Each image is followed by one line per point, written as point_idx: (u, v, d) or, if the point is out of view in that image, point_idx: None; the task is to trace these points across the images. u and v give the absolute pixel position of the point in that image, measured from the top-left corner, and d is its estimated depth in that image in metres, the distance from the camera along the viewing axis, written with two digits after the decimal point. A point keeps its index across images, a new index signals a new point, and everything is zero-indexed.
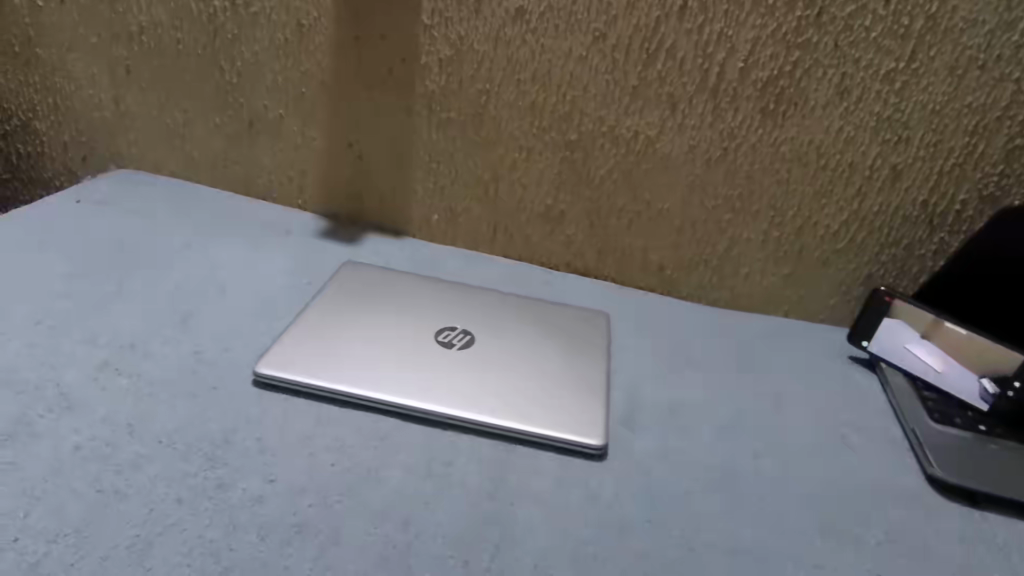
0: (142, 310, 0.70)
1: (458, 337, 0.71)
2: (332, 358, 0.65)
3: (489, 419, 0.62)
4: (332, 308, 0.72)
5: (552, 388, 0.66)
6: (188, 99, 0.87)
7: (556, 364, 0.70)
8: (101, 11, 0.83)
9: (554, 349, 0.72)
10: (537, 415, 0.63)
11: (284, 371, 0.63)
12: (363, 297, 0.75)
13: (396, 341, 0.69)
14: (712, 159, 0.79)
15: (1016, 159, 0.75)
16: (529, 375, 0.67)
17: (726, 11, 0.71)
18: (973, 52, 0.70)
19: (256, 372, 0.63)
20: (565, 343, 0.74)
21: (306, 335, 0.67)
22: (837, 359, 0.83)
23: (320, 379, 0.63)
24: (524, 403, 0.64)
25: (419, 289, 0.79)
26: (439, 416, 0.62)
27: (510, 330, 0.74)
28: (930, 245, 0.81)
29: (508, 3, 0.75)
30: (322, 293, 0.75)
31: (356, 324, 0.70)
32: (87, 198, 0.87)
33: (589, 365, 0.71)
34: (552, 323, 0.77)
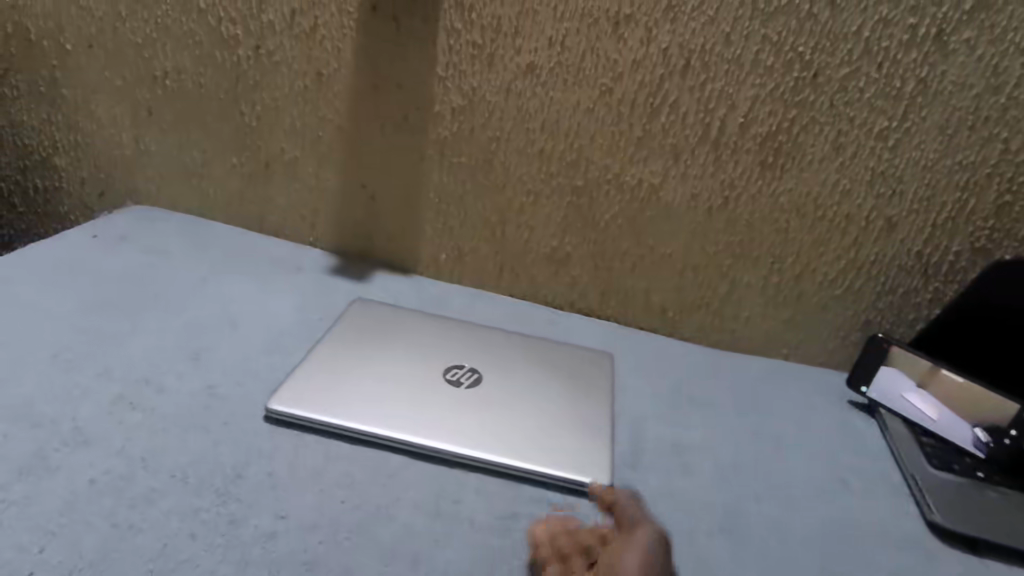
0: (156, 344, 0.71)
1: (466, 376, 0.72)
2: (343, 395, 0.66)
3: (496, 457, 0.63)
4: (343, 344, 0.74)
5: (556, 427, 0.68)
6: (206, 140, 0.90)
7: (560, 403, 0.71)
8: (127, 55, 0.87)
9: (558, 389, 0.74)
10: (544, 454, 0.64)
11: (295, 408, 0.64)
12: (371, 333, 0.76)
13: (405, 379, 0.70)
14: (714, 208, 0.82)
15: (1006, 214, 0.78)
16: (536, 414, 0.68)
17: (727, 70, 0.75)
18: (962, 113, 0.74)
19: (268, 408, 0.64)
20: (569, 382, 0.75)
21: (317, 371, 0.69)
22: (836, 401, 0.84)
23: (331, 416, 0.64)
24: (530, 442, 0.65)
25: (426, 326, 0.80)
26: (447, 455, 0.63)
27: (515, 369, 0.75)
28: (925, 294, 0.83)
29: (519, 59, 0.78)
30: (332, 330, 0.76)
31: (366, 361, 0.71)
32: (104, 232, 0.90)
33: (594, 405, 0.72)
34: (556, 362, 0.78)
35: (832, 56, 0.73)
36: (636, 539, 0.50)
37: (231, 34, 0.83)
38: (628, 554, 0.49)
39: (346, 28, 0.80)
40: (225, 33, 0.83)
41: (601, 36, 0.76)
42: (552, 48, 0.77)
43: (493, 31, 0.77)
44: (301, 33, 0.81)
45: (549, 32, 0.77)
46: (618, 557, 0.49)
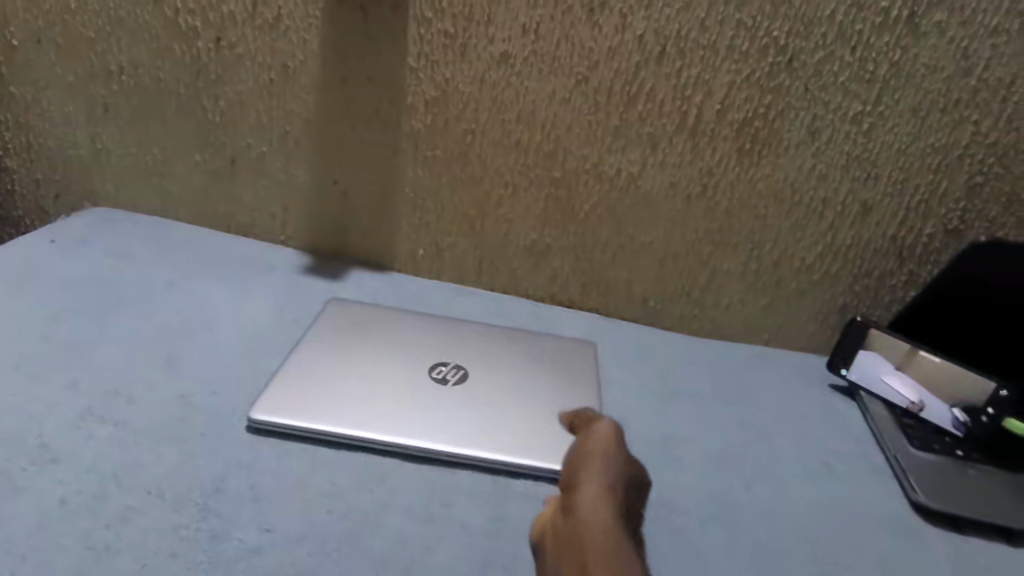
0: (123, 353, 0.68)
1: (452, 373, 0.71)
2: (326, 399, 0.64)
3: (489, 453, 0.62)
4: (321, 346, 0.71)
5: (547, 420, 0.67)
6: (169, 137, 0.86)
7: (549, 395, 0.70)
8: (79, 50, 0.82)
9: (546, 382, 0.72)
10: (536, 447, 0.63)
11: (278, 416, 0.62)
12: (351, 334, 0.74)
13: (389, 379, 0.68)
14: (693, 196, 0.82)
15: (978, 195, 0.79)
16: (525, 408, 0.68)
17: (703, 57, 0.74)
18: (934, 96, 0.74)
19: (248, 417, 0.61)
20: (556, 373, 0.74)
21: (296, 376, 0.66)
22: (818, 385, 0.85)
23: (315, 422, 0.62)
24: (520, 438, 0.64)
25: (409, 324, 0.79)
26: (438, 454, 0.62)
27: (501, 363, 0.74)
28: (900, 276, 0.84)
29: (492, 48, 0.76)
30: (310, 332, 0.74)
31: (347, 363, 0.69)
32: (63, 237, 0.85)
33: (582, 394, 0.72)
34: (543, 355, 0.77)
35: (806, 41, 0.73)
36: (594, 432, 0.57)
37: (190, 26, 0.79)
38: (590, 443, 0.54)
39: (312, 18, 0.77)
40: (184, 25, 0.79)
41: (576, 23, 0.74)
42: (525, 37, 0.76)
43: (465, 19, 0.75)
44: (264, 24, 0.78)
45: (522, 20, 0.75)
46: (581, 453, 0.54)
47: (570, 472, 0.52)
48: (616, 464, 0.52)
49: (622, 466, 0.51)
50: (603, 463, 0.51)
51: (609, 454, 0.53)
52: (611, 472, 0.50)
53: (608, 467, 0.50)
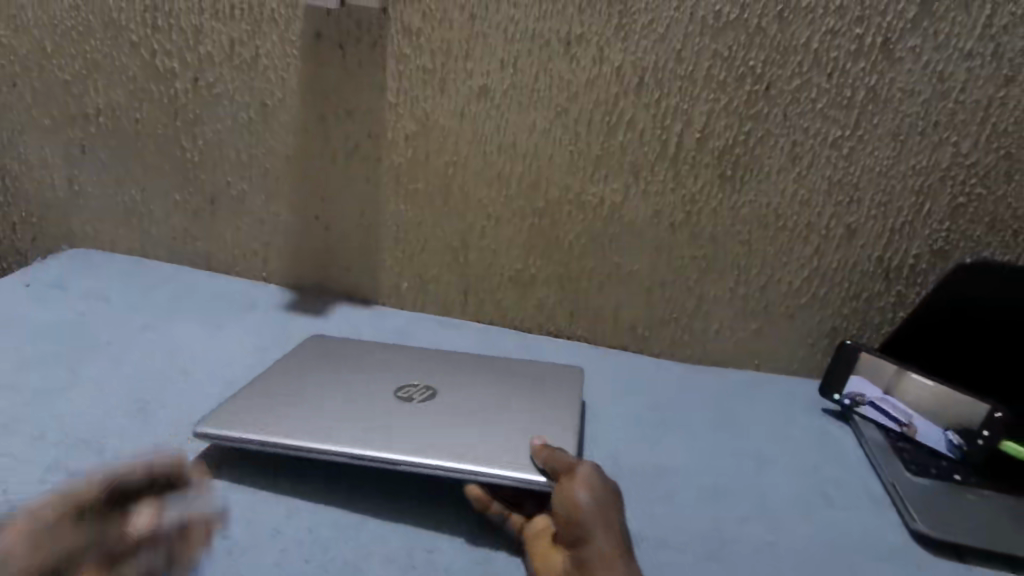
0: (95, 400, 0.66)
1: (420, 393, 0.67)
2: (278, 414, 0.61)
3: (442, 459, 0.58)
4: (286, 371, 0.69)
5: (513, 431, 0.62)
6: (146, 178, 0.85)
7: (524, 408, 0.66)
8: (56, 94, 0.82)
9: (526, 397, 0.69)
10: (496, 457, 0.58)
11: (223, 428, 0.59)
12: (333, 360, 0.72)
13: (349, 400, 0.65)
14: (677, 223, 0.81)
15: (961, 216, 0.78)
16: (493, 423, 0.63)
17: (681, 86, 0.75)
18: (912, 119, 0.75)
19: (195, 431, 0.59)
20: (534, 389, 0.71)
21: (255, 394, 0.64)
22: (811, 410, 0.83)
23: (263, 436, 0.59)
24: (481, 446, 0.60)
25: (385, 350, 0.76)
26: (387, 460, 0.57)
27: (476, 382, 0.71)
28: (889, 297, 0.83)
29: (472, 82, 0.76)
30: (285, 359, 0.72)
31: (313, 386, 0.67)
32: (39, 279, 0.84)
33: (558, 410, 0.67)
34: (524, 376, 0.73)
35: (782, 69, 0.73)
36: (575, 470, 0.56)
37: (167, 67, 0.79)
38: (576, 487, 0.54)
39: (290, 56, 0.77)
40: (161, 67, 0.79)
41: (554, 57, 0.75)
42: (504, 71, 0.76)
43: (444, 55, 0.75)
44: (242, 63, 0.78)
45: (500, 55, 0.75)
46: (572, 501, 0.53)
47: (568, 521, 0.53)
48: (607, 502, 0.54)
49: (611, 503, 0.55)
50: (601, 511, 0.53)
51: (596, 493, 0.54)
52: (608, 515, 0.53)
53: (603, 511, 0.53)
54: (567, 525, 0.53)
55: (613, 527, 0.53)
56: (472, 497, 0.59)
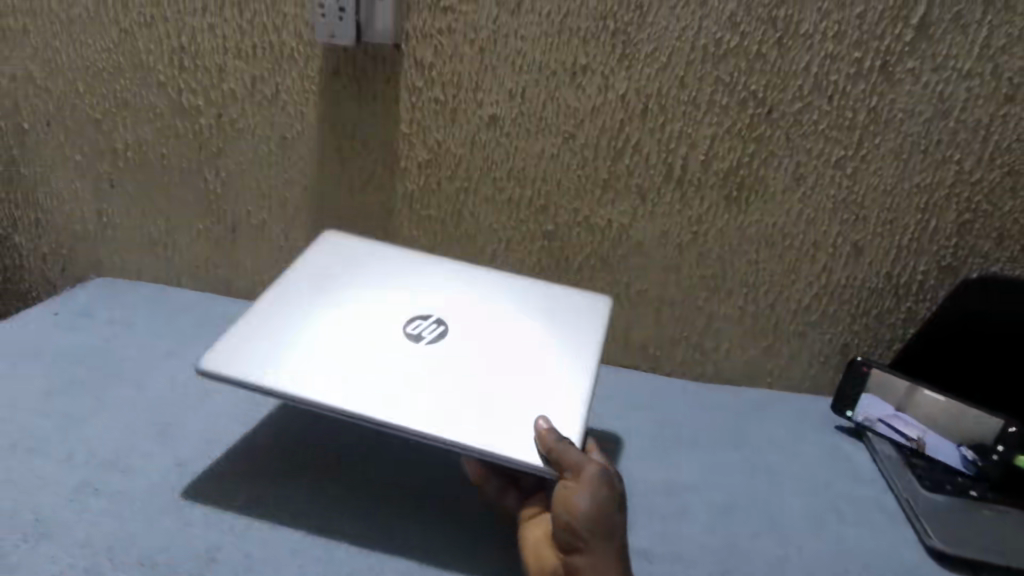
0: (121, 423, 0.69)
1: (432, 330, 0.64)
2: (284, 359, 0.59)
3: (447, 429, 0.56)
4: (293, 294, 0.65)
5: (525, 398, 0.59)
6: (170, 209, 0.89)
7: (554, 380, 0.61)
8: (87, 131, 0.86)
9: (559, 363, 0.63)
10: (503, 433, 0.56)
11: (229, 371, 0.57)
12: (357, 283, 0.67)
13: (357, 339, 0.62)
14: (684, 243, 0.83)
15: (968, 232, 0.79)
16: (506, 382, 0.60)
17: (685, 112, 0.77)
18: (914, 139, 0.76)
19: (198, 369, 0.57)
20: (570, 351, 0.65)
21: (261, 325, 0.61)
22: (824, 426, 0.83)
23: (270, 386, 0.57)
24: (490, 417, 0.57)
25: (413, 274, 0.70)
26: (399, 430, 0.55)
27: (507, 333, 0.65)
28: (899, 314, 0.84)
29: (482, 111, 0.79)
30: (309, 274, 0.67)
31: (336, 325, 0.63)
32: (67, 307, 0.87)
33: (575, 365, 0.63)
34: (560, 328, 0.67)
35: (783, 93, 0.75)
36: (580, 472, 0.53)
37: (192, 104, 0.83)
38: (577, 493, 0.52)
39: (308, 91, 0.80)
40: (186, 103, 0.83)
41: (561, 86, 0.77)
42: (512, 100, 0.78)
43: (455, 87, 0.78)
44: (263, 99, 0.81)
45: (509, 85, 0.78)
46: (570, 505, 0.52)
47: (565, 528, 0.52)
48: (608, 510, 0.53)
49: (612, 510, 0.53)
50: (599, 518, 0.52)
51: (598, 501, 0.52)
52: (607, 525, 0.52)
53: (601, 523, 0.52)
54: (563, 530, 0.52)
55: (609, 537, 0.52)
56: (470, 473, 0.62)
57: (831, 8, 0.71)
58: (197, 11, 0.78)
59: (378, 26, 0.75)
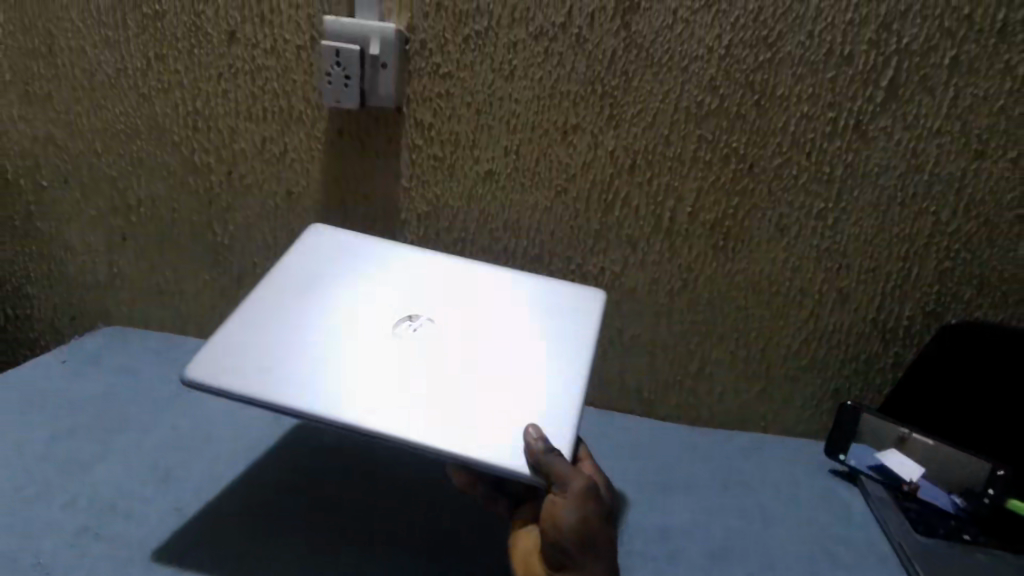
0: (123, 468, 0.70)
1: (419, 332, 0.63)
2: (268, 366, 0.59)
3: (433, 435, 0.55)
4: (278, 299, 0.65)
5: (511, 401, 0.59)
6: (180, 260, 0.92)
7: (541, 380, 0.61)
8: (102, 187, 0.90)
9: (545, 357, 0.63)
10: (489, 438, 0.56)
11: (214, 380, 0.57)
12: (343, 285, 0.67)
13: (343, 344, 0.62)
14: (675, 291, 0.86)
15: (949, 279, 0.82)
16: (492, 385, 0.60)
17: (671, 166, 0.81)
18: (891, 192, 0.79)
19: (182, 378, 0.58)
20: (558, 349, 0.64)
21: (247, 332, 0.62)
22: (817, 469, 0.84)
23: (255, 393, 0.57)
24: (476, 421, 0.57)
25: (399, 271, 0.70)
26: (381, 436, 0.55)
27: (494, 329, 0.65)
28: (887, 358, 0.86)
29: (479, 167, 0.83)
30: (295, 277, 0.67)
31: (321, 329, 0.63)
32: (75, 354, 0.89)
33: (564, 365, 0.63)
34: (545, 322, 0.67)
35: (762, 150, 0.79)
36: (566, 487, 0.54)
37: (204, 162, 0.87)
38: (563, 509, 0.53)
39: (314, 150, 0.85)
40: (198, 162, 0.87)
41: (553, 143, 0.81)
42: (507, 157, 0.83)
43: (452, 145, 0.83)
44: (271, 157, 0.86)
45: (504, 143, 0.82)
46: (556, 520, 0.53)
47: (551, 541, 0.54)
48: (592, 522, 0.54)
49: (596, 521, 0.54)
50: (585, 530, 0.53)
51: (583, 515, 0.53)
52: (592, 535, 0.54)
53: (586, 536, 0.53)
54: (550, 542, 0.54)
55: (593, 546, 0.54)
56: (459, 481, 0.64)
57: (804, 73, 0.75)
58: (210, 77, 0.83)
59: (381, 92, 0.79)
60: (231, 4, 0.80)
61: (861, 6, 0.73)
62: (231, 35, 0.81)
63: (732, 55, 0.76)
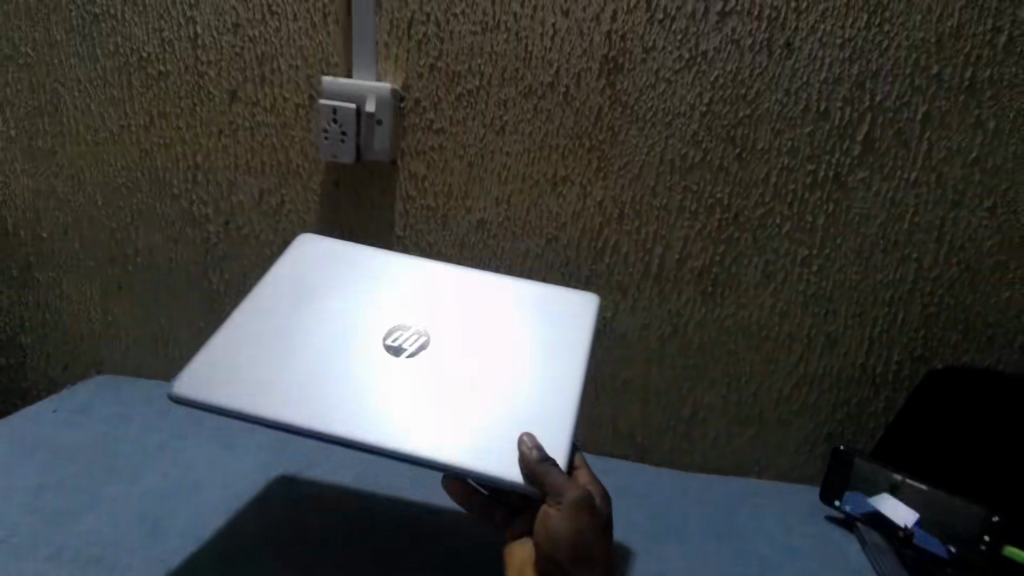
0: (110, 519, 0.69)
1: (410, 341, 0.63)
2: (258, 380, 0.58)
3: (426, 447, 0.55)
4: (267, 309, 0.64)
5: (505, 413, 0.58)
6: (175, 309, 0.93)
7: (536, 390, 0.61)
8: (100, 237, 0.92)
9: (542, 375, 0.62)
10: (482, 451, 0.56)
11: (203, 396, 0.57)
12: (333, 293, 0.66)
13: (334, 354, 0.61)
14: (665, 336, 0.87)
15: (935, 323, 0.83)
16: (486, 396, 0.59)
17: (659, 215, 0.83)
18: (873, 240, 0.81)
19: (171, 395, 0.57)
20: (552, 358, 0.64)
21: (235, 345, 0.61)
22: (813, 515, 0.83)
23: (245, 408, 0.56)
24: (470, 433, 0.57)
25: (396, 281, 0.68)
26: (374, 449, 0.55)
27: (486, 338, 0.64)
28: (878, 403, 0.87)
29: (471, 216, 0.85)
30: (284, 286, 0.66)
31: (311, 340, 0.62)
32: (66, 403, 0.89)
33: (558, 374, 0.62)
34: (539, 329, 0.66)
35: (746, 200, 0.81)
36: (560, 498, 0.54)
37: (201, 213, 0.89)
38: (556, 517, 0.54)
39: (311, 201, 0.87)
40: (196, 213, 0.89)
41: (543, 194, 0.84)
42: (499, 207, 0.85)
43: (446, 196, 0.85)
44: (268, 209, 0.87)
45: (495, 194, 0.84)
46: (550, 529, 0.54)
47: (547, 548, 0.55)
48: (587, 530, 0.54)
49: (591, 530, 0.54)
50: (579, 539, 0.54)
51: (577, 524, 0.54)
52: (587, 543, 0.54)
53: (580, 545, 0.54)
54: (546, 549, 0.55)
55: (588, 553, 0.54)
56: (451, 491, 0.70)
57: (783, 127, 0.79)
58: (211, 133, 0.86)
59: (376, 146, 0.82)
60: (234, 66, 0.83)
61: (834, 66, 0.76)
62: (233, 94, 0.84)
63: (714, 111, 0.79)
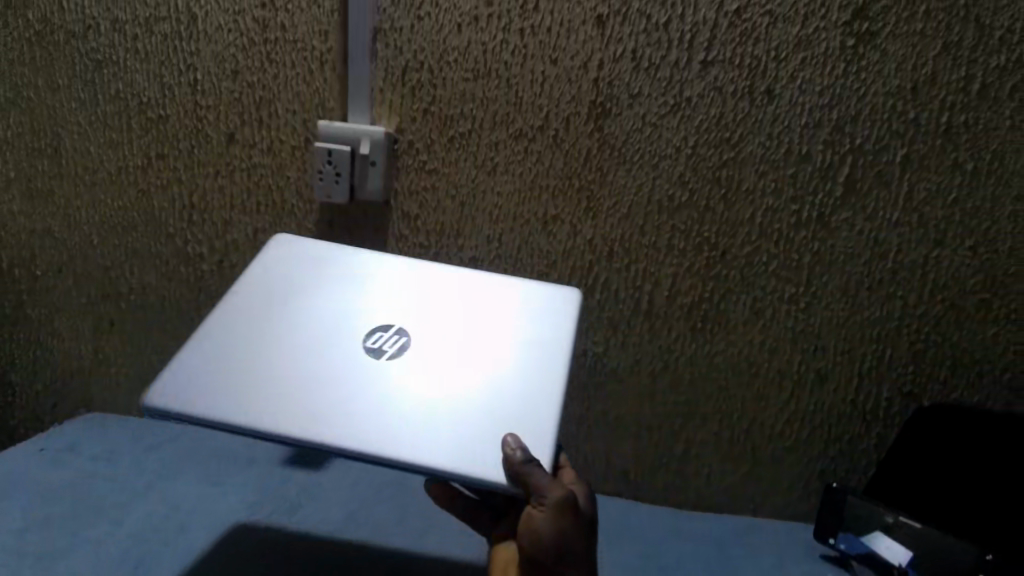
0: (92, 563, 0.67)
1: (389, 342, 0.62)
2: (234, 386, 0.58)
3: (404, 452, 0.55)
4: (243, 313, 0.63)
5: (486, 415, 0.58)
6: (167, 347, 0.93)
7: (517, 390, 0.60)
8: (94, 275, 0.92)
9: (521, 377, 0.61)
10: (462, 456, 0.55)
11: (178, 405, 0.56)
12: (311, 294, 0.65)
13: (312, 357, 0.60)
14: (656, 373, 0.87)
15: (923, 359, 0.84)
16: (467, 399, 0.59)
17: (648, 253, 0.84)
18: (858, 277, 0.83)
19: (146, 406, 0.57)
20: (534, 357, 0.63)
21: (212, 351, 0.60)
22: (808, 552, 0.82)
23: (220, 416, 0.56)
24: (449, 436, 0.56)
25: (376, 282, 0.67)
26: (351, 454, 0.54)
27: (467, 336, 0.63)
28: (870, 439, 0.87)
29: (463, 254, 0.87)
30: (262, 289, 0.66)
31: (288, 342, 0.61)
32: (52, 442, 0.87)
33: (540, 374, 0.61)
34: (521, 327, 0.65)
35: (733, 239, 0.83)
36: (543, 499, 0.53)
37: (196, 252, 0.90)
38: (539, 517, 0.53)
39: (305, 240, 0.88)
40: (191, 252, 0.90)
41: (534, 233, 0.85)
42: (491, 245, 0.86)
43: (438, 234, 0.86)
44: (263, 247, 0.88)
45: (487, 233, 0.86)
46: (533, 529, 0.54)
47: (530, 549, 0.54)
48: (570, 532, 0.54)
49: (574, 532, 0.54)
50: (562, 540, 0.53)
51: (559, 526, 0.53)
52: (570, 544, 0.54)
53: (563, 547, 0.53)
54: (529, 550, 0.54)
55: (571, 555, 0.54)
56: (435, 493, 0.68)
57: (767, 169, 0.81)
58: (208, 174, 0.87)
59: (369, 186, 0.84)
60: (232, 110, 0.85)
61: (814, 112, 0.79)
62: (230, 137, 0.86)
63: (699, 153, 0.81)
